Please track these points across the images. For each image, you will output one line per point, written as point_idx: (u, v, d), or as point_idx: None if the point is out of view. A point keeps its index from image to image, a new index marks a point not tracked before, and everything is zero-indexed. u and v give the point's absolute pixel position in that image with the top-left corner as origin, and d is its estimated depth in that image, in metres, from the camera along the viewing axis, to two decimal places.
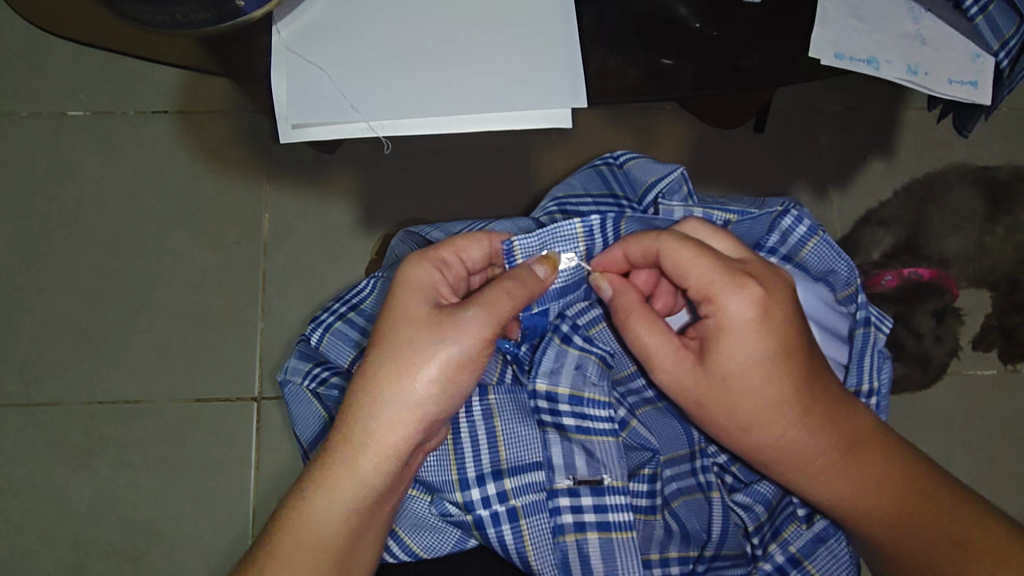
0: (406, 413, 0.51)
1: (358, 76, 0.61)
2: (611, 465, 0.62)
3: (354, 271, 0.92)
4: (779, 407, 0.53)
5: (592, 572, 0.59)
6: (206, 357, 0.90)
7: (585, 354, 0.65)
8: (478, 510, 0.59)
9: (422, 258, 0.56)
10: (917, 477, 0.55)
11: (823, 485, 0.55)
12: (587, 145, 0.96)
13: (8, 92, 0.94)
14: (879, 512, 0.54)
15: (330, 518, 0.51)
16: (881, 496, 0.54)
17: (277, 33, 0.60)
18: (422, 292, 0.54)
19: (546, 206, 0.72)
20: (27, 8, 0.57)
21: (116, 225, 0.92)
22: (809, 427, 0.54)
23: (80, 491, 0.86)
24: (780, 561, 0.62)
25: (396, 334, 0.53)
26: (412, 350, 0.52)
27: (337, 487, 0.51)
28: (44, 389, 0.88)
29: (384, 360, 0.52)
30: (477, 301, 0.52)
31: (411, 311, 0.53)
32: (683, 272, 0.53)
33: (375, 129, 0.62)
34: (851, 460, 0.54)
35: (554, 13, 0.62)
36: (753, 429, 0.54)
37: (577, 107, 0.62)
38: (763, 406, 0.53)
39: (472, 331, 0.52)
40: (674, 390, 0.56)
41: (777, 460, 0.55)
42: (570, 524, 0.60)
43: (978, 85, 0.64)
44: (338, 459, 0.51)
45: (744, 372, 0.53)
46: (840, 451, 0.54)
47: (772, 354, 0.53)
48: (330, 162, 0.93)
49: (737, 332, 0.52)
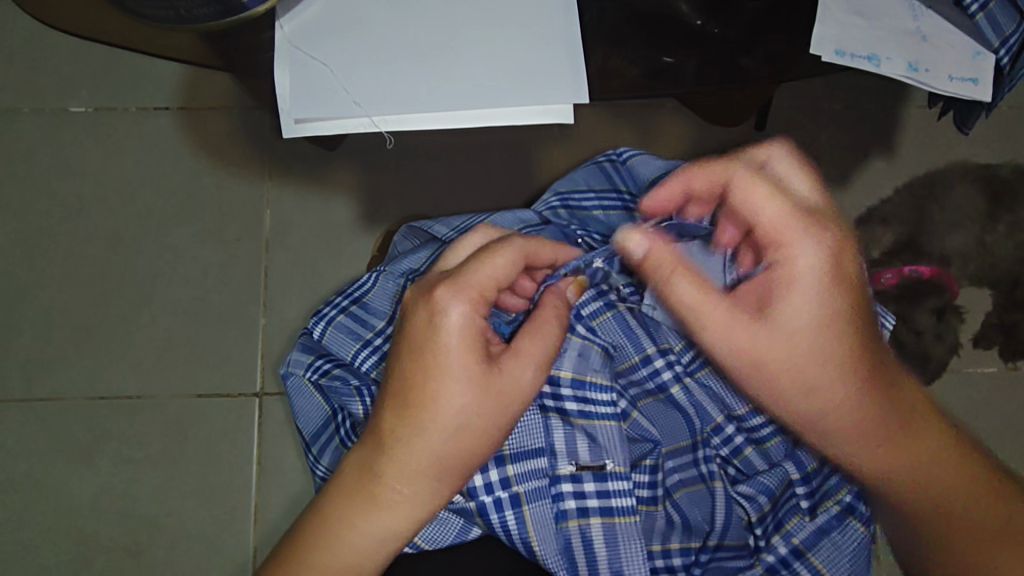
0: (449, 454, 0.51)
1: (364, 73, 0.62)
2: (613, 450, 0.62)
3: (356, 268, 0.92)
4: (845, 367, 0.53)
5: (596, 560, 0.60)
6: (207, 352, 0.90)
7: (587, 342, 0.66)
8: (480, 496, 0.59)
9: (466, 300, 0.51)
10: (958, 449, 0.56)
11: (874, 458, 0.55)
12: (589, 140, 0.96)
13: (9, 89, 0.94)
14: (927, 481, 0.55)
15: (370, 548, 0.52)
16: (928, 467, 0.55)
17: (279, 29, 0.61)
18: (472, 344, 0.51)
19: (548, 201, 0.74)
20: (47, 11, 0.58)
21: (119, 223, 0.93)
22: (867, 395, 0.53)
23: (81, 485, 0.86)
24: (783, 553, 0.62)
25: (454, 396, 0.51)
26: (467, 410, 0.51)
27: (378, 524, 0.51)
28: (45, 385, 0.88)
29: (447, 426, 0.51)
30: (526, 359, 0.53)
31: (468, 370, 0.51)
32: (752, 212, 0.52)
33: (377, 124, 0.64)
34: (907, 430, 0.55)
35: (555, 11, 0.63)
36: (812, 397, 0.53)
37: (579, 102, 0.63)
38: (824, 367, 0.52)
39: (521, 382, 0.53)
40: (727, 348, 0.54)
41: (833, 436, 0.55)
42: (572, 510, 0.61)
43: (978, 82, 0.65)
44: (375, 496, 0.51)
45: (810, 331, 0.52)
46: (894, 423, 0.54)
47: (841, 310, 0.52)
48: (331, 160, 0.93)
49: (804, 281, 0.51)
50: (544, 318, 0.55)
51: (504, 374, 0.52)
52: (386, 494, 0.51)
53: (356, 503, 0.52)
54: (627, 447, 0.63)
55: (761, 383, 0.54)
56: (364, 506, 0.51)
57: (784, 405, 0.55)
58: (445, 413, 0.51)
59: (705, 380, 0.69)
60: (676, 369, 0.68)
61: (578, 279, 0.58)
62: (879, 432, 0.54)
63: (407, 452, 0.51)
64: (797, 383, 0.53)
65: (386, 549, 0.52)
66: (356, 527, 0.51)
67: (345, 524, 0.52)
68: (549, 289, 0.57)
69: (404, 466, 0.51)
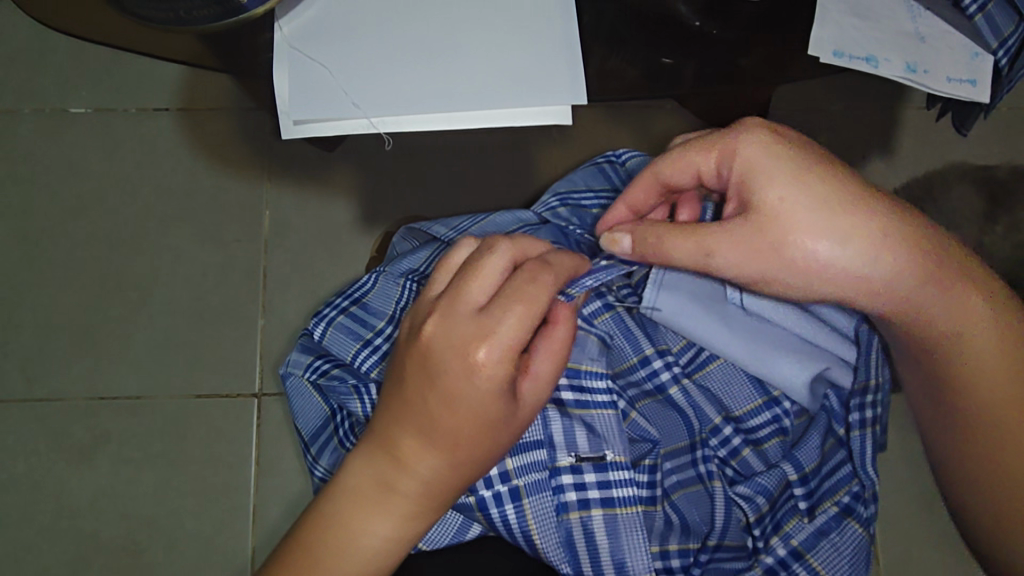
0: (470, 475, 0.52)
1: (364, 74, 0.63)
2: (612, 440, 0.63)
3: (355, 268, 0.92)
4: (857, 206, 0.49)
5: (598, 552, 0.60)
6: (206, 353, 0.90)
7: (585, 333, 0.67)
8: (480, 490, 0.59)
9: (506, 360, 0.48)
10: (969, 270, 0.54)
11: (923, 316, 0.52)
12: (588, 142, 0.95)
13: (9, 89, 0.94)
14: (956, 322, 0.53)
15: (388, 557, 0.52)
16: (955, 302, 0.52)
17: (279, 30, 0.62)
18: (505, 394, 0.50)
19: (547, 202, 0.73)
20: (42, 11, 0.58)
21: (118, 224, 0.93)
22: (904, 239, 0.49)
23: (81, 485, 0.86)
24: (782, 554, 0.61)
25: (489, 438, 0.51)
26: (493, 445, 0.52)
27: (398, 537, 0.52)
28: (45, 385, 0.88)
29: (471, 458, 0.51)
30: (544, 383, 0.53)
31: (502, 416, 0.51)
32: (682, 163, 0.53)
33: (375, 125, 0.65)
34: (940, 267, 0.51)
35: (553, 14, 0.64)
36: (857, 260, 0.49)
37: (577, 103, 0.65)
38: (844, 223, 0.48)
39: (535, 402, 0.54)
40: (750, 261, 0.50)
41: (888, 307, 0.51)
42: (573, 502, 0.61)
43: (976, 83, 0.65)
44: (395, 514, 0.52)
45: (808, 200, 0.49)
46: (939, 266, 0.51)
47: (815, 164, 0.50)
48: (331, 160, 0.94)
49: (769, 163, 0.49)
50: (562, 342, 0.53)
51: (525, 402, 0.53)
52: (412, 518, 0.52)
53: (373, 524, 0.51)
54: (626, 436, 0.63)
55: (802, 276, 0.50)
56: (382, 524, 0.52)
57: (834, 292, 0.50)
58: (480, 454, 0.51)
59: (703, 381, 0.70)
60: (675, 369, 0.69)
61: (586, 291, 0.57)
62: (929, 284, 0.51)
63: (433, 480, 0.51)
64: (833, 254, 0.49)
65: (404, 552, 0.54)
66: (376, 543, 0.52)
67: (361, 539, 0.51)
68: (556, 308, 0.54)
69: (431, 495, 0.52)
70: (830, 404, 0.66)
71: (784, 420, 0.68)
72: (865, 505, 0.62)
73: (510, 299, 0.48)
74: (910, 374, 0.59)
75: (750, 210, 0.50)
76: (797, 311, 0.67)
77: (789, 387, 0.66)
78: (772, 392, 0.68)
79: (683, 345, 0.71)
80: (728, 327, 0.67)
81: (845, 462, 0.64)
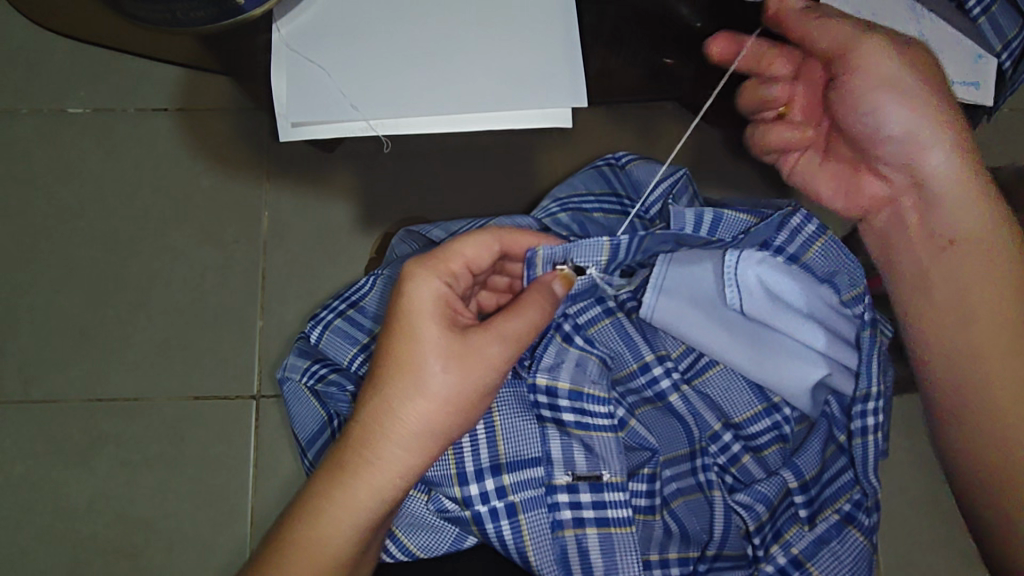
0: (411, 422, 0.51)
1: (358, 74, 0.65)
2: (610, 459, 0.63)
3: (354, 269, 0.92)
4: (948, 98, 0.56)
5: (591, 567, 0.60)
6: (205, 355, 0.90)
7: (585, 354, 0.67)
8: (476, 505, 0.59)
9: (432, 272, 0.53)
10: (1004, 224, 0.58)
11: (951, 215, 0.58)
12: (588, 142, 0.94)
13: (7, 90, 0.93)
14: (976, 238, 0.58)
15: (338, 521, 0.51)
16: (980, 223, 0.58)
17: (277, 31, 0.64)
18: (436, 314, 0.52)
19: (547, 207, 0.72)
20: (57, 22, 0.60)
21: (116, 226, 0.92)
22: (964, 146, 0.57)
23: (79, 488, 0.86)
24: (782, 563, 0.62)
25: (419, 360, 0.51)
26: (429, 379, 0.51)
27: (346, 496, 0.51)
28: (43, 387, 0.88)
29: (413, 390, 0.51)
30: (493, 331, 0.52)
31: (434, 341, 0.51)
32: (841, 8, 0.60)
33: (375, 129, 0.67)
34: (979, 191, 0.57)
35: (556, 19, 0.66)
36: (936, 130, 0.56)
37: (577, 105, 0.65)
38: (934, 97, 0.55)
39: (486, 354, 0.52)
40: (873, 77, 0.56)
41: (933, 188, 0.58)
42: (569, 519, 0.61)
43: (980, 86, 0.64)
44: (345, 464, 0.51)
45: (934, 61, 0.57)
46: (978, 189, 0.57)
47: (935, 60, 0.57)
48: (330, 161, 0.93)
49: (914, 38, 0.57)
50: (522, 300, 0.54)
51: (469, 344, 0.52)
52: (359, 472, 0.51)
53: (329, 474, 0.52)
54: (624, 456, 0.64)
55: (909, 103, 0.55)
56: (332, 478, 0.51)
57: (932, 124, 0.55)
58: (411, 379, 0.51)
59: (702, 387, 0.70)
60: (674, 377, 0.69)
61: (562, 272, 0.57)
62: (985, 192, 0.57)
63: (373, 419, 0.51)
64: (909, 117, 0.56)
65: (354, 519, 0.51)
66: (327, 503, 0.51)
67: (320, 497, 0.52)
68: (537, 282, 0.56)
69: (371, 435, 0.51)
70: (830, 411, 0.65)
71: (784, 427, 0.68)
72: (867, 514, 0.61)
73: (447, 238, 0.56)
74: (935, 327, 0.60)
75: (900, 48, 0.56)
76: (799, 317, 0.65)
77: (790, 393, 0.66)
78: (772, 399, 0.68)
79: (683, 351, 0.71)
80: (729, 334, 0.67)
81: (845, 470, 0.63)
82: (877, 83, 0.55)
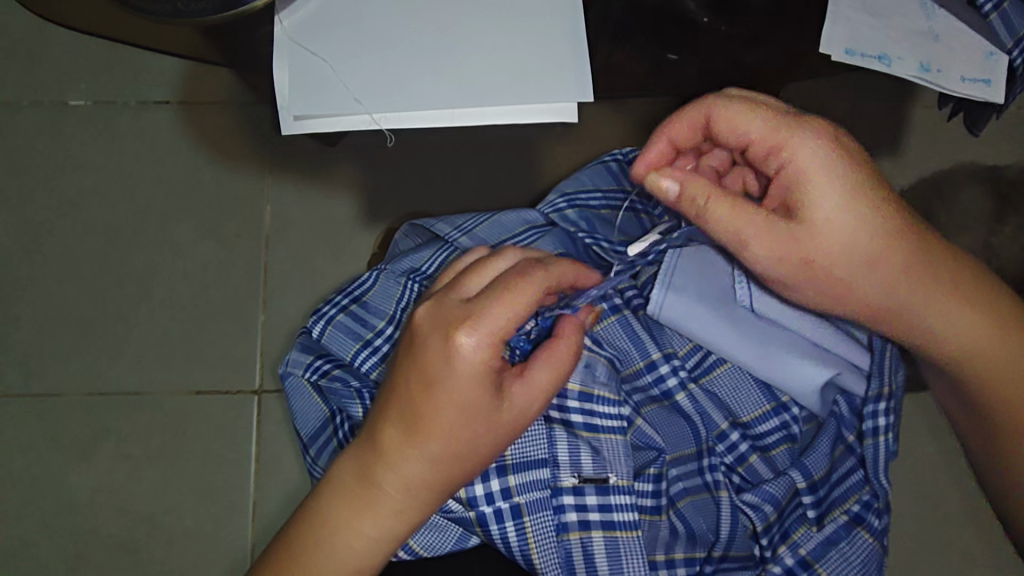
0: (447, 472, 0.52)
1: (362, 70, 0.65)
2: (617, 462, 0.62)
3: (356, 264, 0.91)
4: (864, 251, 0.50)
5: (596, 572, 0.60)
6: (206, 349, 0.89)
7: (594, 354, 0.66)
8: (481, 506, 0.59)
9: (487, 345, 0.49)
10: (960, 302, 0.55)
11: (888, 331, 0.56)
12: (593, 138, 0.92)
13: (9, 81, 0.93)
14: (917, 340, 0.56)
15: (359, 549, 0.52)
16: (919, 332, 0.55)
17: (280, 23, 0.63)
18: (483, 383, 0.50)
19: (554, 201, 0.72)
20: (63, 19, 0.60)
21: (118, 218, 0.91)
22: (888, 287, 0.52)
23: (79, 481, 0.86)
24: (790, 564, 0.61)
25: (462, 426, 0.51)
26: (468, 439, 0.51)
27: (370, 530, 0.52)
28: (42, 381, 0.87)
29: (451, 449, 0.51)
30: (528, 386, 0.52)
31: (481, 407, 0.51)
32: (737, 130, 0.49)
33: (378, 122, 0.67)
34: (915, 312, 0.54)
35: (561, 13, 0.66)
36: (851, 284, 0.52)
37: (583, 100, 0.66)
38: (842, 266, 0.50)
39: (522, 409, 0.53)
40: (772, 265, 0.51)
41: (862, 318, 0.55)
42: (574, 522, 0.61)
43: (991, 83, 0.67)
44: (373, 503, 0.52)
45: (859, 215, 0.49)
46: (911, 312, 0.54)
47: (855, 212, 0.49)
48: (331, 155, 0.92)
49: (821, 182, 0.48)
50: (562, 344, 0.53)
51: (514, 401, 0.52)
52: (393, 514, 0.52)
53: (351, 503, 0.52)
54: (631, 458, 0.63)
55: (812, 285, 0.52)
56: (356, 509, 0.52)
57: (849, 287, 0.52)
58: (456, 443, 0.51)
59: (710, 386, 0.69)
60: (681, 375, 0.68)
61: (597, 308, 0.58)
62: (930, 287, 0.53)
63: (410, 471, 0.51)
64: (815, 289, 0.52)
65: (377, 549, 0.53)
66: (349, 533, 0.52)
67: (343, 526, 0.52)
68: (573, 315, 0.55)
69: (404, 484, 0.51)
70: (839, 411, 0.66)
71: (793, 426, 0.68)
72: (876, 515, 0.61)
73: (495, 288, 0.50)
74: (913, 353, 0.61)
75: (796, 216, 0.50)
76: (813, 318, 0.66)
77: (798, 394, 0.65)
78: (780, 398, 0.68)
79: (691, 349, 0.70)
80: (738, 333, 0.66)
81: (853, 470, 0.63)
82: (784, 271, 0.51)
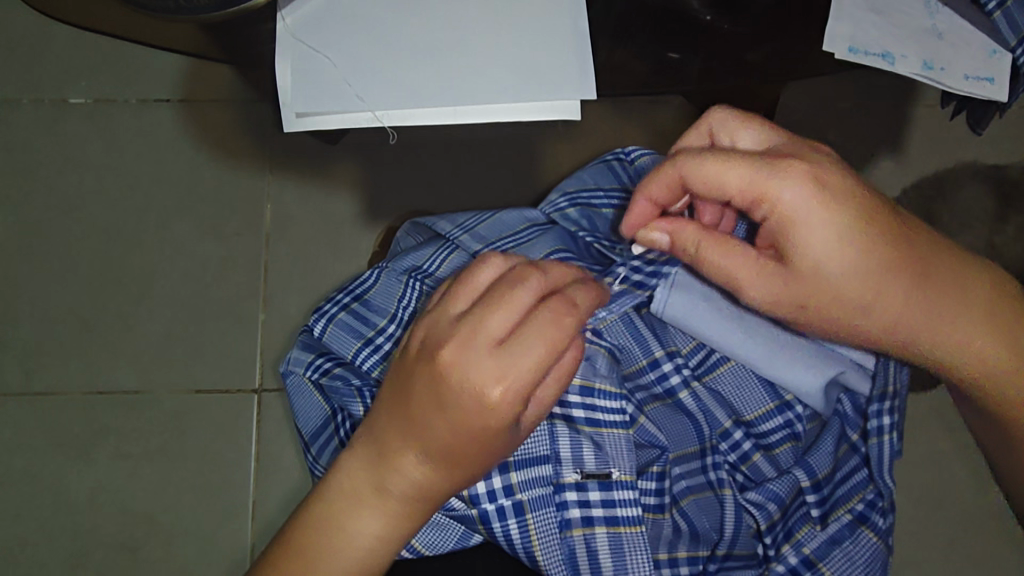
0: (456, 484, 0.50)
1: (363, 66, 0.64)
2: (620, 458, 0.62)
3: (356, 263, 0.91)
4: (863, 293, 0.47)
5: (599, 569, 0.59)
6: (206, 347, 0.89)
7: (595, 347, 0.67)
8: (484, 504, 0.59)
9: (520, 398, 0.45)
10: (976, 334, 0.50)
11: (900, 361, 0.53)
12: (594, 137, 0.92)
13: (8, 79, 0.92)
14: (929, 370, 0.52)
15: (362, 545, 0.51)
16: (930, 364, 0.51)
17: (281, 20, 0.63)
18: (504, 428, 0.46)
19: (557, 201, 0.73)
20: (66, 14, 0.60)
21: (118, 216, 0.91)
22: (895, 326, 0.48)
23: (78, 480, 0.85)
24: (794, 563, 0.61)
25: (481, 455, 0.48)
26: (484, 463, 0.49)
27: (379, 534, 0.51)
28: (42, 380, 0.87)
29: (466, 471, 0.49)
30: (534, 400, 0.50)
31: (504, 440, 0.48)
32: (717, 185, 0.45)
33: (380, 120, 0.66)
34: (926, 346, 0.50)
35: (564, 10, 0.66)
36: (853, 323, 0.49)
37: (585, 98, 0.65)
38: (840, 310, 0.48)
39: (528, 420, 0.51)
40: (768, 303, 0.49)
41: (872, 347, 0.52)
42: (577, 519, 0.60)
43: (995, 81, 0.66)
44: (383, 510, 0.50)
45: (856, 261, 0.45)
46: (921, 348, 0.50)
47: (852, 258, 0.46)
48: (331, 154, 0.92)
49: (811, 225, 0.45)
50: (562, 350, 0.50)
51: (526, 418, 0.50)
52: (402, 520, 0.51)
53: (358, 507, 0.50)
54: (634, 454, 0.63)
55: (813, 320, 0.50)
56: (363, 511, 0.50)
57: (851, 325, 0.49)
58: (474, 467, 0.49)
59: (713, 384, 0.69)
60: (684, 373, 0.68)
61: None
62: (938, 322, 0.48)
63: (422, 486, 0.49)
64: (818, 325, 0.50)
65: (385, 549, 0.52)
66: (356, 534, 0.51)
67: (351, 528, 0.51)
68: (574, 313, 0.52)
69: (418, 498, 0.50)
70: (843, 410, 0.66)
71: (797, 425, 0.67)
72: (881, 514, 0.61)
73: (533, 332, 0.44)
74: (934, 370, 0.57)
75: (785, 261, 0.47)
76: None
77: (801, 391, 0.65)
78: (784, 396, 0.67)
79: (694, 347, 0.70)
80: (743, 329, 0.66)
81: (857, 469, 0.63)
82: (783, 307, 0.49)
